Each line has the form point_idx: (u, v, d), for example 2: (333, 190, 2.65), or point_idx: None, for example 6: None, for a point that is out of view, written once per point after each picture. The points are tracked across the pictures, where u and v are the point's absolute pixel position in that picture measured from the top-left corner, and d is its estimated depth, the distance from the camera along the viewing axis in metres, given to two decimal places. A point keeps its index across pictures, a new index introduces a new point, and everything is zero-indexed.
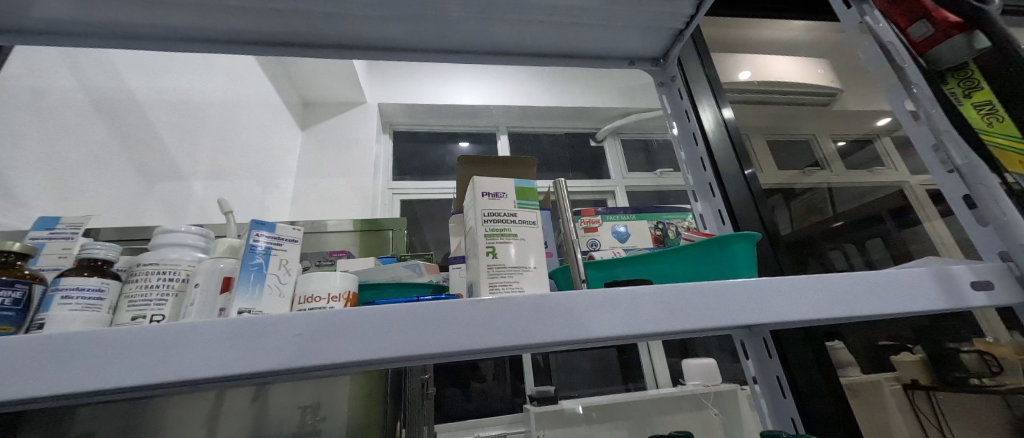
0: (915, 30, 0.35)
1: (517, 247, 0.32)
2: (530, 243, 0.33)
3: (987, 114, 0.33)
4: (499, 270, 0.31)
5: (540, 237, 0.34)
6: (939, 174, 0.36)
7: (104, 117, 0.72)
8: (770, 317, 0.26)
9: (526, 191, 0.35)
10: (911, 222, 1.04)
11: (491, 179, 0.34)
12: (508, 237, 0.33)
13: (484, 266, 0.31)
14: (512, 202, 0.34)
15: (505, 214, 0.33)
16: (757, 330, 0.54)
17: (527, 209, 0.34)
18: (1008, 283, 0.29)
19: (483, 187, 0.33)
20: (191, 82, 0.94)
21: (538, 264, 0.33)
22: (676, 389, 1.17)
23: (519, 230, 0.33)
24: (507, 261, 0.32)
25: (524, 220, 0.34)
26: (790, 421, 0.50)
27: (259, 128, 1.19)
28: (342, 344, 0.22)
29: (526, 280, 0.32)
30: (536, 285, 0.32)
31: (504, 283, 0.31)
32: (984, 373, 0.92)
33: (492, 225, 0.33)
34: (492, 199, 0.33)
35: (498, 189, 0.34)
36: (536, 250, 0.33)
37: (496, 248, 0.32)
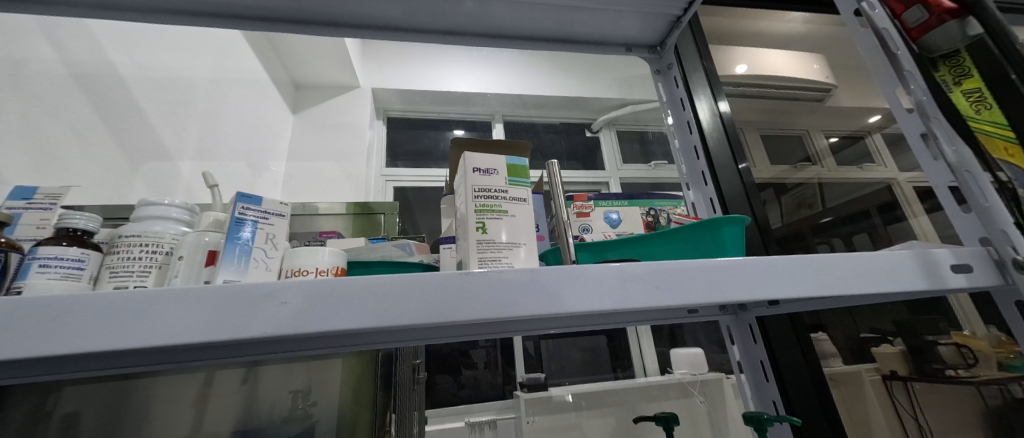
0: (910, 15, 0.35)
1: (509, 223, 0.32)
2: (520, 220, 0.33)
3: (976, 102, 0.34)
4: (489, 246, 0.31)
5: (530, 215, 0.34)
6: (925, 161, 0.36)
7: (85, 91, 0.71)
8: (757, 294, 0.27)
9: (517, 169, 0.35)
10: (897, 218, 1.06)
11: (483, 155, 0.34)
12: (499, 213, 0.32)
13: (474, 242, 0.31)
14: (503, 179, 0.34)
15: (495, 190, 0.33)
16: (743, 316, 0.55)
17: (517, 186, 0.34)
18: (984, 267, 0.30)
19: (474, 163, 0.33)
20: (177, 58, 0.91)
21: (528, 242, 0.33)
22: (665, 378, 1.18)
23: (510, 207, 0.33)
24: (499, 237, 0.32)
25: (515, 197, 0.34)
26: (772, 404, 0.52)
27: (249, 108, 1.16)
28: (330, 314, 0.22)
29: (517, 257, 0.32)
30: (525, 262, 0.32)
31: (495, 259, 0.31)
32: (959, 364, 0.97)
33: (482, 202, 0.32)
34: (482, 176, 0.33)
35: (490, 166, 0.34)
36: (526, 228, 0.33)
37: (486, 224, 0.32)
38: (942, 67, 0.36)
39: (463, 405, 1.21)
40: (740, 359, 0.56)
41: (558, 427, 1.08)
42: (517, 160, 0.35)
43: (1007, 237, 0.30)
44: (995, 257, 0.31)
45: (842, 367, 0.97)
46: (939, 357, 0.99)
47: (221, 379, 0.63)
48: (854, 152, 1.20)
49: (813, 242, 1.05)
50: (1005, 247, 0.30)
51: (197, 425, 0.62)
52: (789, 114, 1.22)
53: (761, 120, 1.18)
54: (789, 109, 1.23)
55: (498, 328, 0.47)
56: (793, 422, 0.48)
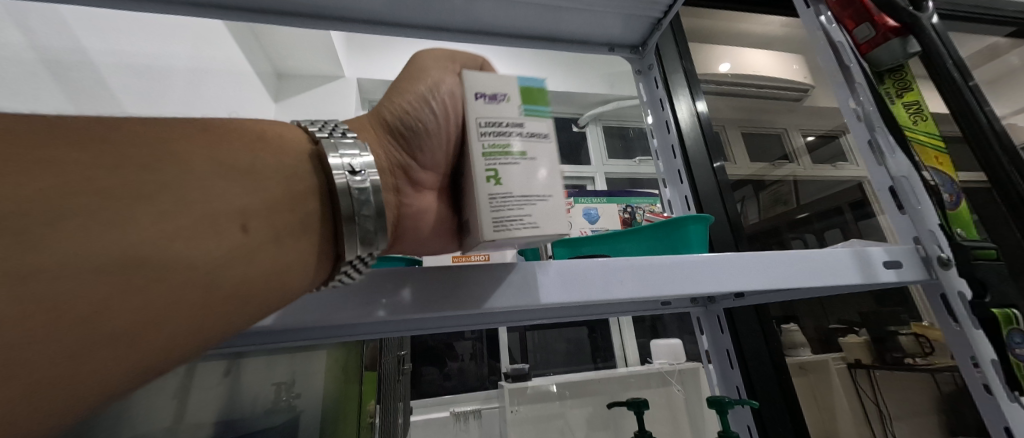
0: (861, 32, 0.44)
1: (526, 170, 0.25)
2: (543, 166, 0.25)
3: (915, 112, 0.44)
4: (502, 204, 0.24)
5: (553, 155, 0.26)
6: (872, 167, 0.45)
7: (55, 78, 0.58)
8: (719, 287, 0.31)
9: (531, 97, 0.26)
10: (867, 214, 1.15)
11: (486, 78, 0.26)
12: (519, 159, 0.25)
13: (484, 195, 0.24)
14: (517, 108, 0.26)
15: (507, 123, 0.25)
16: (713, 307, 0.59)
17: (536, 118, 0.26)
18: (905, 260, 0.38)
19: (472, 87, 0.26)
20: (162, 43, 0.80)
21: (554, 190, 0.25)
22: (645, 367, 1.20)
23: (531, 149, 0.25)
24: (517, 193, 0.24)
25: (530, 135, 0.25)
26: (737, 389, 0.56)
27: (235, 99, 1.07)
28: (331, 309, 0.25)
29: (544, 218, 0.24)
30: (552, 221, 0.24)
31: (512, 222, 0.24)
32: (918, 353, 1.06)
33: (491, 140, 0.25)
34: (488, 104, 0.26)
35: (497, 90, 0.26)
36: (551, 181, 0.25)
37: (498, 170, 0.24)
38: (889, 82, 0.46)
39: (448, 396, 1.22)
40: (708, 348, 0.59)
41: (543, 417, 1.10)
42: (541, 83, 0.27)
43: (933, 238, 0.39)
44: (924, 255, 0.39)
45: (813, 356, 1.03)
46: (899, 346, 1.08)
47: (202, 371, 0.59)
48: (829, 150, 1.28)
49: (786, 237, 1.12)
50: (932, 246, 0.39)
51: (179, 415, 0.57)
52: (766, 113, 1.27)
53: (738, 117, 1.23)
54: (767, 108, 1.27)
55: (484, 319, 0.49)
56: (752, 404, 0.51)
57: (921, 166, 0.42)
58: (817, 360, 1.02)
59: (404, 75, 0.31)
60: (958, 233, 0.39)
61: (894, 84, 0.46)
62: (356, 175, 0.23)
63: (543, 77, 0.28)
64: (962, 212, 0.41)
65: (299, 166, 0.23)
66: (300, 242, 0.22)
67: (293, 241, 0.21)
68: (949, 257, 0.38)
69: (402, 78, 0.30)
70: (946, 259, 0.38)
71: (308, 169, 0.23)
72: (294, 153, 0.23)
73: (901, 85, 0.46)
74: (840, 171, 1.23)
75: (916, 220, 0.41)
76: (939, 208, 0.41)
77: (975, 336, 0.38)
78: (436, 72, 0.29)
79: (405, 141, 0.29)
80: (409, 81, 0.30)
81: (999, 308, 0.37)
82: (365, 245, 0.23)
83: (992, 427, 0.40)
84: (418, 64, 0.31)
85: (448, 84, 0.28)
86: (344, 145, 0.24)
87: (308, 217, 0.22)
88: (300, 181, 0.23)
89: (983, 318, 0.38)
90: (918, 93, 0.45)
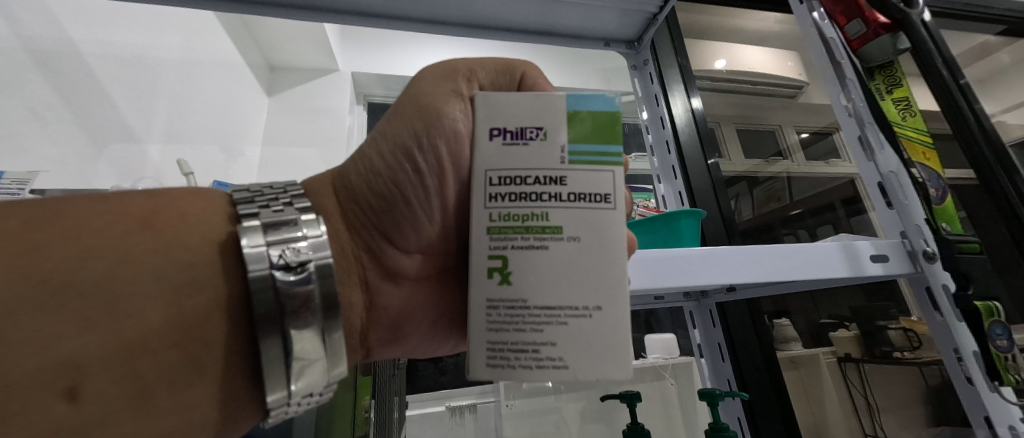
0: (853, 27, 0.46)
1: (556, 253, 0.24)
2: (582, 246, 0.24)
3: (903, 109, 0.45)
4: (506, 307, 0.24)
5: (577, 267, 0.24)
6: (862, 162, 0.47)
7: (42, 69, 0.57)
8: (716, 281, 0.33)
9: (579, 132, 0.25)
10: (858, 210, 1.14)
11: (520, 111, 0.26)
12: (554, 236, 0.24)
13: (485, 302, 0.24)
14: (562, 151, 0.25)
15: (530, 185, 0.25)
16: (705, 302, 0.63)
17: (580, 166, 0.25)
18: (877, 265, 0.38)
19: (489, 124, 0.26)
20: (145, 34, 0.73)
21: (583, 304, 0.24)
22: (638, 360, 1.10)
23: (566, 223, 0.24)
24: (531, 301, 0.24)
25: (566, 199, 0.25)
26: (726, 381, 0.61)
27: (226, 93, 0.94)
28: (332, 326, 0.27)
29: (577, 324, 0.23)
30: (568, 348, 0.23)
31: (518, 348, 0.23)
32: (906, 347, 1.14)
33: (508, 210, 0.25)
34: (516, 148, 0.25)
35: (528, 130, 0.26)
36: (589, 274, 0.24)
37: (508, 258, 0.24)
38: (880, 78, 0.47)
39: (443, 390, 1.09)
40: (700, 342, 0.63)
41: (537, 411, 1.02)
42: (607, 104, 0.26)
43: (919, 232, 0.41)
44: (910, 248, 0.42)
45: (804, 350, 1.05)
46: (889, 340, 1.15)
47: None
48: (822, 147, 1.30)
49: (779, 233, 1.13)
50: (918, 240, 0.41)
51: None
52: (761, 109, 1.28)
53: (735, 114, 1.23)
54: (762, 105, 1.28)
55: None
56: (741, 397, 0.52)
57: (908, 161, 0.43)
58: (808, 354, 1.06)
59: (404, 105, 0.31)
60: (943, 227, 0.40)
61: (884, 80, 0.47)
62: (290, 270, 0.26)
63: (614, 99, 0.26)
64: (949, 206, 0.42)
65: (215, 277, 0.26)
66: (194, 385, 0.26)
67: (186, 383, 0.25)
68: (934, 251, 0.40)
69: (403, 106, 0.31)
70: (931, 252, 0.40)
71: (229, 268, 0.27)
72: (205, 260, 0.27)
73: (891, 82, 0.47)
74: (833, 167, 1.24)
75: (902, 215, 0.43)
76: (925, 202, 0.42)
77: (955, 328, 0.40)
78: (450, 84, 0.30)
79: (381, 208, 0.31)
80: (398, 127, 0.30)
81: (980, 301, 0.39)
82: (302, 389, 0.26)
83: (972, 416, 0.42)
84: (415, 89, 0.31)
85: (449, 120, 0.29)
86: (275, 234, 0.27)
87: (205, 343, 0.26)
88: (206, 298, 0.26)
89: (966, 311, 0.40)
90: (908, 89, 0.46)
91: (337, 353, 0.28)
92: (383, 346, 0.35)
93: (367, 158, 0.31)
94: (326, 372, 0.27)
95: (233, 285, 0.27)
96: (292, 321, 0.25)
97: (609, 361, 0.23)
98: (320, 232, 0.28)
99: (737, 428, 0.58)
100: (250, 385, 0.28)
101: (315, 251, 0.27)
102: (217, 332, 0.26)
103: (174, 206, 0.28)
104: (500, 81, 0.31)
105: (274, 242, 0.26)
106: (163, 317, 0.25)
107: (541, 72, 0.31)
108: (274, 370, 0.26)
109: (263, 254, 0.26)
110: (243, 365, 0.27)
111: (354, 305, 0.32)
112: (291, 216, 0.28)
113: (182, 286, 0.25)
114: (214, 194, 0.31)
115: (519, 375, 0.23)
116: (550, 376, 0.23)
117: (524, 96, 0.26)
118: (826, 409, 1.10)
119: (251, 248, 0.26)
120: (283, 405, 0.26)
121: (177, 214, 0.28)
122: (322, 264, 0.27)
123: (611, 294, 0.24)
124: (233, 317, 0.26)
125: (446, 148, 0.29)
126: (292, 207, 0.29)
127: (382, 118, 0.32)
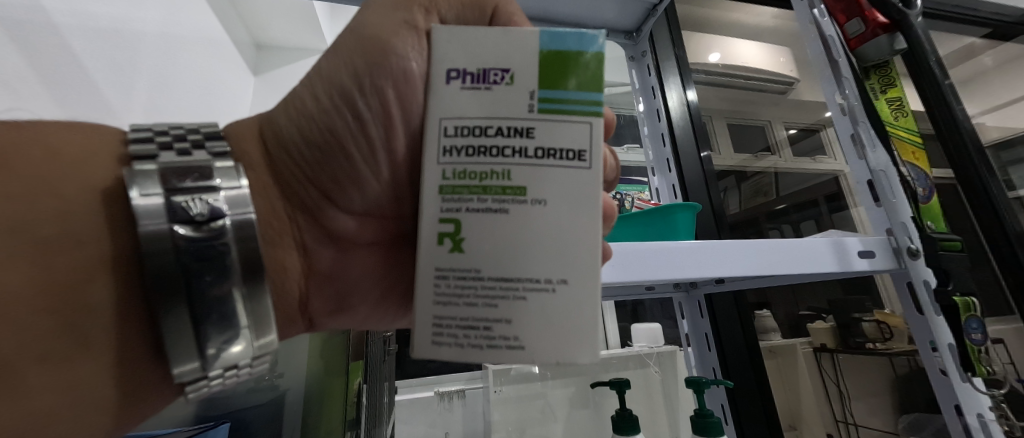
0: (852, 26, 0.49)
1: (516, 216, 0.24)
2: (547, 210, 0.24)
3: (898, 108, 0.50)
4: (457, 277, 0.24)
5: (537, 227, 0.24)
6: (852, 158, 0.48)
7: (13, 40, 0.50)
8: (712, 274, 0.34)
9: (559, 82, 0.25)
10: (841, 207, 1.21)
11: (478, 51, 0.26)
12: (516, 197, 0.24)
13: (431, 269, 0.24)
14: (532, 97, 0.25)
15: (485, 144, 0.25)
16: (694, 294, 0.66)
17: (551, 118, 0.25)
18: (821, 251, 0.37)
19: (448, 65, 0.26)
20: (125, 5, 0.66)
21: (546, 273, 0.24)
22: (623, 348, 1.12)
23: (529, 183, 0.24)
24: (485, 272, 0.24)
25: (532, 154, 0.24)
26: (712, 370, 0.62)
27: (206, 71, 0.89)
28: None
29: (539, 299, 0.23)
30: (528, 323, 0.23)
31: (469, 326, 0.23)
32: (878, 338, 1.17)
33: (464, 168, 0.25)
34: (478, 92, 0.25)
35: (490, 74, 0.25)
36: (552, 240, 0.24)
37: (461, 221, 0.24)
38: (876, 78, 0.51)
39: (431, 375, 1.04)
40: (688, 332, 0.66)
41: (525, 396, 1.04)
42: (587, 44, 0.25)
43: (904, 230, 0.43)
44: (896, 245, 0.43)
45: (783, 342, 1.11)
46: (863, 332, 1.19)
47: None
48: (809, 143, 1.33)
49: (765, 227, 1.17)
50: (903, 237, 0.43)
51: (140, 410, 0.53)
52: (754, 104, 1.29)
53: (727, 109, 1.24)
54: (754, 100, 1.29)
55: None
56: (727, 384, 0.54)
57: (900, 162, 0.46)
58: (785, 344, 1.12)
59: (346, 39, 0.30)
60: (928, 225, 0.43)
61: (879, 80, 0.51)
62: (199, 225, 0.25)
63: (597, 40, 0.25)
64: (933, 206, 0.45)
65: (98, 229, 0.25)
66: (82, 355, 0.25)
67: (66, 355, 0.24)
68: (917, 248, 0.42)
69: (345, 39, 0.30)
70: (915, 250, 0.42)
71: (118, 226, 0.26)
72: (88, 215, 0.25)
73: (885, 81, 0.51)
74: (819, 164, 1.28)
75: (890, 213, 0.44)
76: (912, 201, 0.44)
77: (934, 322, 0.43)
78: (404, 14, 0.29)
79: (320, 159, 0.31)
80: (336, 65, 0.30)
81: (961, 297, 0.41)
82: (225, 360, 0.26)
83: (942, 404, 0.44)
84: (364, 21, 0.30)
85: (399, 58, 0.28)
86: (177, 182, 0.25)
87: (89, 311, 0.25)
88: (83, 260, 0.25)
89: (944, 305, 0.42)
90: (902, 89, 0.50)
91: (262, 321, 0.27)
92: (327, 317, 0.36)
93: (300, 101, 0.30)
94: (252, 341, 0.27)
95: (119, 241, 0.26)
96: (202, 287, 0.25)
97: (569, 343, 0.23)
98: (237, 183, 0.27)
99: (720, 414, 0.61)
100: (154, 356, 0.27)
101: (229, 204, 0.26)
102: (103, 297, 0.25)
103: (61, 157, 0.26)
104: (468, 16, 0.29)
105: (180, 192, 0.25)
106: (27, 278, 0.23)
107: (516, 8, 0.29)
108: (182, 341, 0.25)
109: (158, 203, 0.25)
110: (140, 332, 0.26)
111: (288, 266, 0.33)
112: (202, 162, 0.27)
113: (49, 240, 0.24)
114: (105, 137, 0.28)
115: (470, 354, 0.23)
116: (503, 354, 0.23)
117: (490, 32, 0.26)
118: (801, 397, 1.15)
119: (141, 196, 0.24)
120: (202, 381, 0.26)
121: (63, 165, 0.26)
122: (237, 219, 0.26)
123: (577, 268, 0.24)
124: (122, 278, 0.25)
125: (393, 88, 0.29)
126: (203, 153, 0.28)
127: (323, 55, 0.31)
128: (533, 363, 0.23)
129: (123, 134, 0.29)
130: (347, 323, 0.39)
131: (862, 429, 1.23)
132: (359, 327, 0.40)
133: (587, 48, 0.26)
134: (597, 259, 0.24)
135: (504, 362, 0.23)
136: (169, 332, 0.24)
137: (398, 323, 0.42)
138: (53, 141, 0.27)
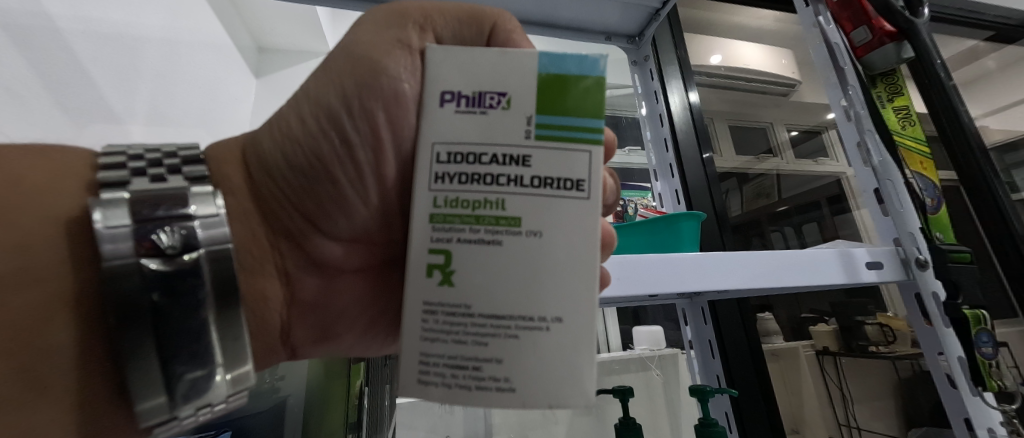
0: (858, 34, 0.49)
1: (510, 247, 0.23)
2: (543, 242, 0.24)
3: (905, 118, 0.50)
4: (446, 313, 0.23)
5: (529, 261, 0.23)
6: (857, 167, 0.48)
7: (16, 46, 0.50)
8: (712, 288, 0.33)
9: (559, 106, 0.25)
10: (843, 209, 1.21)
11: (473, 74, 0.25)
12: (510, 228, 0.24)
13: (419, 303, 0.24)
14: (528, 122, 0.24)
15: (478, 172, 0.24)
16: (696, 301, 0.64)
17: (547, 144, 0.24)
18: (813, 274, 0.36)
19: (443, 87, 0.26)
20: (125, 10, 0.66)
21: (539, 309, 0.23)
22: (624, 351, 1.11)
23: (524, 214, 0.24)
24: (474, 308, 0.23)
25: (528, 183, 0.24)
26: (716, 378, 0.61)
27: (209, 74, 0.89)
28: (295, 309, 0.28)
29: (531, 337, 0.23)
30: (519, 362, 0.22)
31: (457, 365, 0.23)
32: (880, 341, 1.18)
33: (457, 196, 0.24)
34: (473, 116, 0.25)
35: (485, 98, 0.25)
36: (546, 273, 0.23)
37: (451, 251, 0.24)
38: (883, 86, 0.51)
39: None
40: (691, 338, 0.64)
41: None
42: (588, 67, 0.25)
43: (913, 240, 0.43)
44: (904, 256, 0.43)
45: (785, 344, 1.11)
46: (864, 335, 1.19)
47: None
48: (811, 145, 1.32)
49: (767, 230, 1.16)
50: (912, 247, 0.42)
51: None
52: (756, 106, 1.29)
53: (729, 111, 1.23)
54: (756, 102, 1.28)
55: None
56: (730, 393, 0.53)
57: (907, 170, 0.46)
58: (788, 347, 1.11)
59: (338, 57, 0.30)
60: (937, 236, 0.43)
61: (886, 88, 0.51)
62: (170, 257, 0.24)
63: (597, 61, 0.25)
64: (942, 215, 0.45)
65: (63, 263, 0.25)
66: (42, 395, 0.24)
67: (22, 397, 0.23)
68: (926, 259, 0.42)
69: (336, 58, 0.30)
70: (923, 260, 0.42)
71: (82, 258, 0.25)
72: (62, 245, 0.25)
73: (893, 90, 0.51)
74: (821, 166, 1.27)
75: (898, 223, 0.44)
76: (921, 212, 0.44)
77: (944, 334, 0.42)
78: (397, 31, 0.29)
79: (304, 184, 0.31)
80: (325, 86, 0.29)
81: (971, 310, 0.41)
82: (198, 399, 0.25)
83: (950, 416, 0.44)
84: (355, 40, 0.30)
85: (389, 79, 0.28)
86: (148, 212, 0.24)
87: (47, 350, 0.24)
88: (42, 297, 0.24)
89: (954, 318, 0.42)
90: (908, 98, 0.50)
91: (235, 348, 0.26)
92: (310, 346, 0.36)
93: (285, 123, 0.30)
94: (225, 375, 0.26)
95: (81, 277, 0.25)
96: (167, 324, 0.24)
97: (562, 384, 0.23)
98: (214, 212, 0.27)
99: (724, 422, 0.59)
100: (117, 395, 0.26)
101: (204, 229, 0.26)
102: (62, 336, 0.24)
103: (38, 183, 0.26)
104: (463, 34, 0.29)
105: (151, 222, 0.24)
106: None
107: (514, 24, 0.29)
108: (147, 381, 0.24)
109: (125, 232, 0.24)
110: (102, 371, 0.25)
111: (268, 296, 0.33)
112: (177, 188, 0.26)
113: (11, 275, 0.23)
114: (73, 162, 0.28)
115: (458, 394, 0.23)
116: (492, 396, 0.22)
117: (487, 53, 0.25)
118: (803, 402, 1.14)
119: (106, 226, 0.23)
120: (172, 422, 0.25)
121: (41, 192, 0.26)
122: (212, 249, 0.26)
123: (571, 304, 0.23)
124: (82, 316, 0.25)
125: (383, 111, 0.28)
126: (179, 178, 0.27)
127: (312, 73, 0.31)
128: (524, 406, 0.22)
129: (93, 157, 0.29)
130: (331, 350, 0.39)
131: (863, 432, 1.23)
132: (343, 353, 0.40)
133: (587, 71, 0.25)
134: (594, 289, 0.24)
135: (493, 404, 0.22)
136: (133, 372, 0.24)
137: (385, 349, 0.42)
138: (19, 170, 0.26)
